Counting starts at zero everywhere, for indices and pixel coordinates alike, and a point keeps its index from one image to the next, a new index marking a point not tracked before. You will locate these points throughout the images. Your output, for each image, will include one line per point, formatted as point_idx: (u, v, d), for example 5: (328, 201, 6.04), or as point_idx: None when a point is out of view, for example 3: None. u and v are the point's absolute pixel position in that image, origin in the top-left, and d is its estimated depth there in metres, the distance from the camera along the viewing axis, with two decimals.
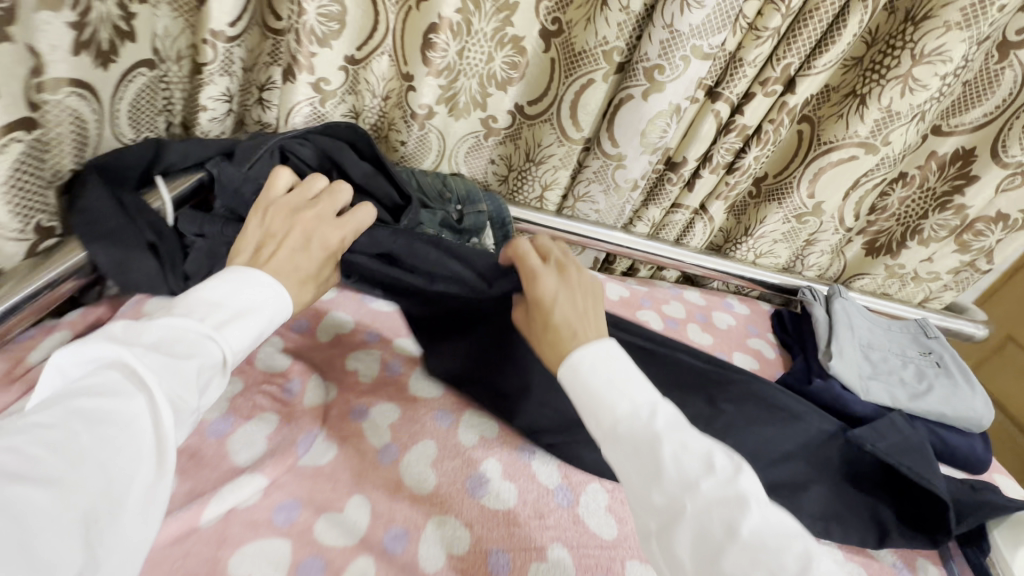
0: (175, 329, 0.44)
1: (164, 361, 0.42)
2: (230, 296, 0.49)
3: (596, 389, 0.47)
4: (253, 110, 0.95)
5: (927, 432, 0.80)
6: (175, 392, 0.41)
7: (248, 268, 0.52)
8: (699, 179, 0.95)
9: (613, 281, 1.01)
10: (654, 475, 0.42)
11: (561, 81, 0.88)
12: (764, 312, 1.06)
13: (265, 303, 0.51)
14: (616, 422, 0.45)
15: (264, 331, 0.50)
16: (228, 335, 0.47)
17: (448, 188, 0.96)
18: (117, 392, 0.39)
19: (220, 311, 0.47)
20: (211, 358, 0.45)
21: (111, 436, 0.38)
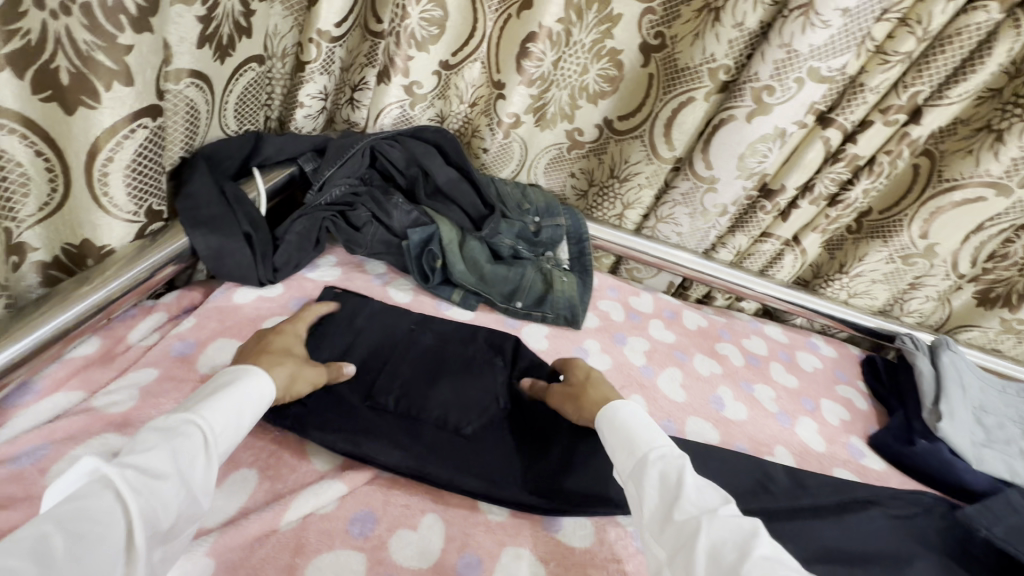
0: (157, 428, 0.42)
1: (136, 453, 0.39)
2: (207, 386, 0.48)
3: (631, 427, 0.54)
4: (343, 109, 0.96)
5: None
6: (151, 487, 0.38)
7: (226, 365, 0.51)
8: (796, 210, 0.88)
9: (690, 309, 0.96)
10: (673, 503, 0.47)
11: (658, 98, 0.85)
12: (853, 356, 0.98)
13: (247, 381, 0.48)
14: (646, 453, 0.51)
15: (247, 408, 0.47)
16: (208, 417, 0.44)
17: (527, 200, 0.95)
18: (90, 488, 0.36)
19: (199, 400, 0.46)
20: (190, 448, 0.42)
21: (82, 537, 0.34)
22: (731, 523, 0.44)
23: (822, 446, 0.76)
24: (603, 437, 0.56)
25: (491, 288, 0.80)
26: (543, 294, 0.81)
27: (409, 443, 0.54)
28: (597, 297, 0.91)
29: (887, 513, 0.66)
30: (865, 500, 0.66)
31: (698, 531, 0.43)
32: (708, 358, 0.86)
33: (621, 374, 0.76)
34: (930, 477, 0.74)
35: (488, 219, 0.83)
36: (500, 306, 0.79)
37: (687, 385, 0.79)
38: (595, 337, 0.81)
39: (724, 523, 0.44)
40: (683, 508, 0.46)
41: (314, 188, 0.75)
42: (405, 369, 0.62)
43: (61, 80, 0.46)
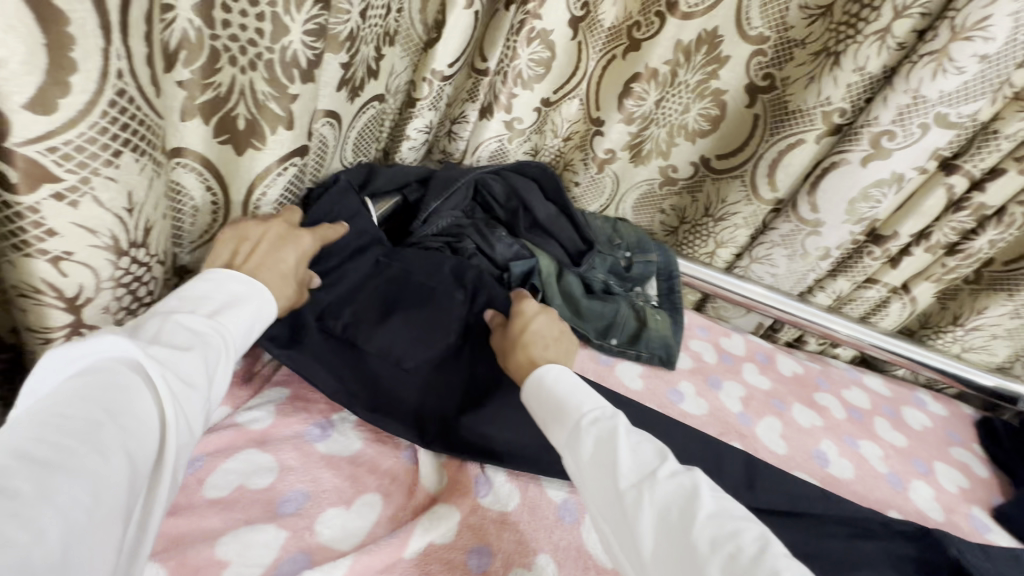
0: (182, 328, 0.41)
1: (169, 353, 0.39)
2: (214, 291, 0.46)
3: (558, 398, 0.50)
4: (441, 141, 0.99)
5: None
6: (187, 383, 0.38)
7: (222, 266, 0.49)
8: (908, 257, 0.84)
9: (783, 353, 0.92)
10: (612, 473, 0.43)
11: (763, 138, 0.84)
12: (966, 416, 0.90)
13: (257, 300, 0.48)
14: (580, 421, 0.47)
15: (255, 324, 0.47)
16: (226, 326, 0.44)
17: (618, 234, 0.96)
18: (125, 383, 0.35)
19: (211, 305, 0.45)
20: (216, 352, 0.42)
21: (125, 429, 0.34)
22: (670, 486, 0.42)
23: (940, 516, 0.71)
24: (535, 409, 0.52)
25: (587, 322, 0.80)
26: (637, 331, 0.81)
27: (345, 370, 0.59)
28: (688, 335, 0.89)
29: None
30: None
31: (642, 501, 0.41)
32: (808, 408, 0.82)
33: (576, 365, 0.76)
34: None
35: (585, 255, 0.84)
36: (596, 341, 0.79)
37: (787, 436, 0.75)
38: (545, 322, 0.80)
39: (665, 486, 0.42)
40: (626, 479, 0.43)
41: (421, 219, 0.78)
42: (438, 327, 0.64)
43: (237, 125, 0.52)
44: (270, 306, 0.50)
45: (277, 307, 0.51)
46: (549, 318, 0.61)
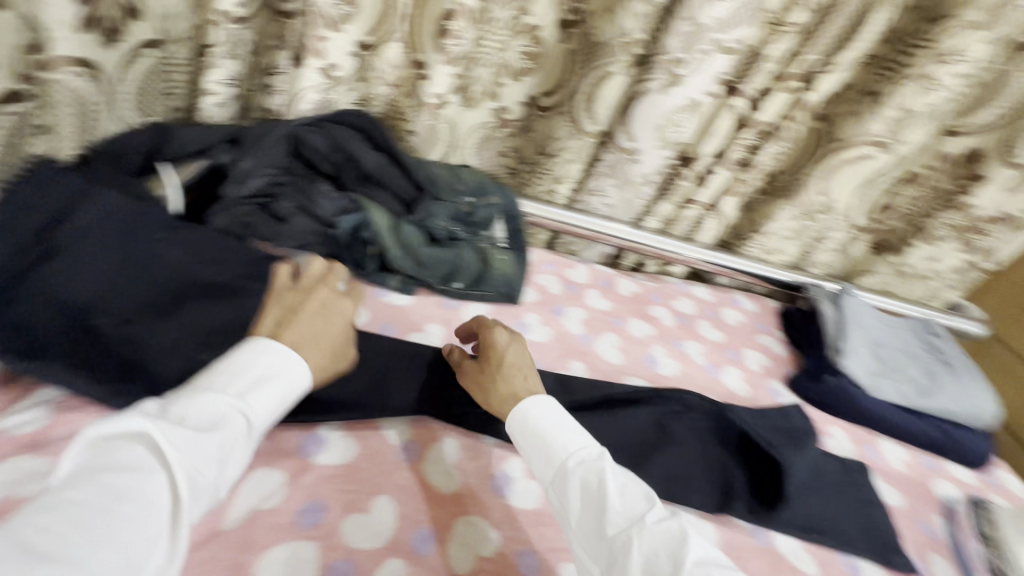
0: (204, 409, 0.42)
1: (189, 436, 0.40)
2: (255, 364, 0.48)
3: (542, 430, 0.52)
4: (259, 97, 0.91)
5: (931, 428, 0.82)
6: (197, 469, 0.39)
7: (266, 339, 0.50)
8: (713, 175, 0.94)
9: (623, 277, 1.01)
10: (600, 514, 0.45)
11: (578, 73, 0.87)
12: (771, 308, 1.06)
13: (288, 373, 0.49)
14: (566, 461, 0.49)
15: (286, 400, 0.49)
16: (254, 406, 0.45)
17: (460, 181, 0.94)
18: (135, 467, 0.37)
19: (243, 383, 0.46)
20: (235, 434, 0.43)
21: (130, 515, 0.35)
22: (658, 531, 0.44)
23: (745, 391, 0.84)
24: (515, 443, 0.54)
25: (430, 271, 0.80)
26: (481, 272, 0.83)
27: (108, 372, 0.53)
28: (535, 272, 0.94)
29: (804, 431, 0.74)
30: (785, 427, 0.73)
31: (626, 538, 0.43)
32: (642, 321, 0.91)
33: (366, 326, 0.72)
34: (836, 408, 0.83)
35: (419, 202, 0.83)
36: (439, 287, 0.80)
37: (624, 348, 0.83)
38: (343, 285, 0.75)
39: (653, 531, 0.44)
40: (612, 519, 0.45)
41: (233, 177, 0.71)
42: (230, 312, 0.62)
43: None
44: (303, 379, 0.51)
45: (312, 379, 0.52)
46: (519, 345, 0.62)
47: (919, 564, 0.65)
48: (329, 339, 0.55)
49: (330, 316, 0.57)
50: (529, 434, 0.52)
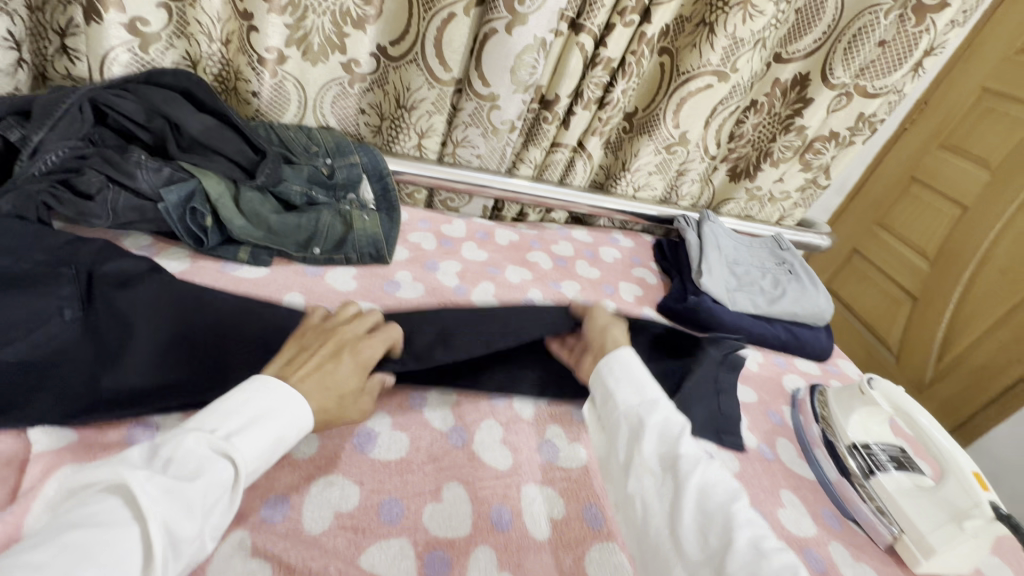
0: (188, 454, 0.39)
1: (169, 485, 0.37)
2: (246, 404, 0.45)
3: (637, 378, 0.57)
4: (57, 62, 0.79)
5: (780, 331, 0.91)
6: (177, 521, 0.36)
7: (262, 378, 0.47)
8: (574, 116, 0.96)
9: (502, 228, 1.01)
10: (671, 450, 0.50)
11: (421, 18, 0.84)
12: (647, 243, 1.12)
13: (286, 412, 0.46)
14: (656, 397, 0.55)
15: (280, 441, 0.45)
16: (241, 449, 0.42)
17: (315, 143, 0.88)
18: (110, 523, 0.34)
19: (233, 425, 0.43)
20: (220, 481, 0.40)
21: (103, 572, 0.32)
22: (717, 478, 0.48)
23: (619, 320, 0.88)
24: (602, 382, 0.57)
25: (285, 239, 0.75)
26: (343, 236, 0.79)
27: None
28: (408, 230, 0.92)
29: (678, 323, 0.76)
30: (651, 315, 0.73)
31: (692, 470, 0.48)
32: (519, 267, 0.92)
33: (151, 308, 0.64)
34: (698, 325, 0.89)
35: (262, 164, 0.76)
36: (296, 255, 0.76)
37: (499, 295, 0.84)
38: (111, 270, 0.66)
39: (714, 474, 0.49)
40: (685, 448, 0.50)
41: (23, 156, 0.63)
42: (40, 300, 0.53)
43: None
44: (304, 418, 0.48)
45: (312, 420, 0.48)
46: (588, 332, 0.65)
47: (767, 449, 0.72)
48: (337, 379, 0.52)
49: (342, 355, 0.54)
50: (626, 375, 0.57)
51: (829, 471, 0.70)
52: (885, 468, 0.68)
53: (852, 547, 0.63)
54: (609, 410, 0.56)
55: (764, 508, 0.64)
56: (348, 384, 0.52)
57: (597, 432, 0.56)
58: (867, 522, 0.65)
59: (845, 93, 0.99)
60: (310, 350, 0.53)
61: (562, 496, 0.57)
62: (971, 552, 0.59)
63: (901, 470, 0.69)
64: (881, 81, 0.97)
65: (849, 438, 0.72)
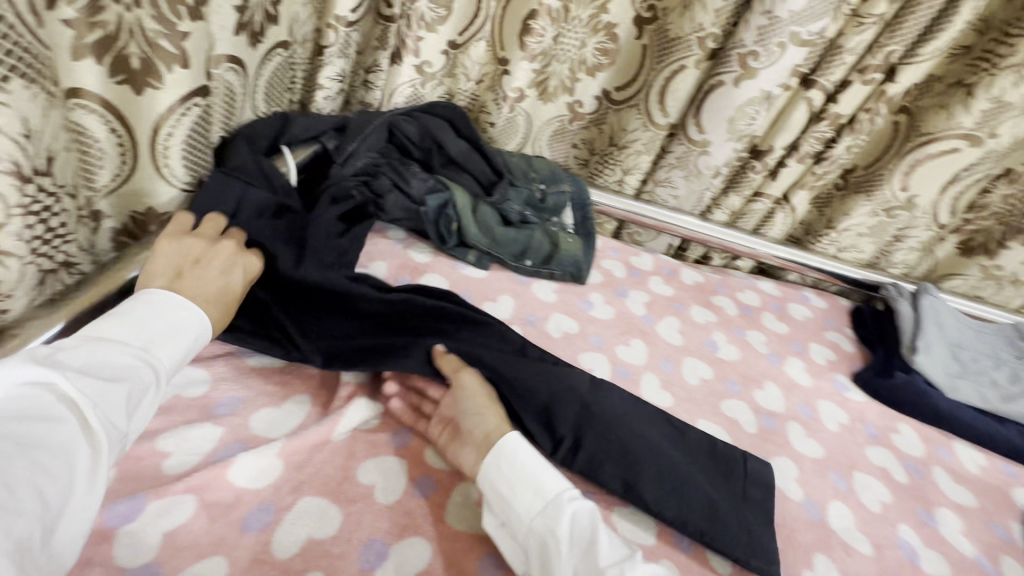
0: (108, 362, 0.45)
1: (98, 384, 0.43)
2: (160, 316, 0.51)
3: (530, 469, 0.51)
4: (359, 91, 1.03)
5: (1014, 435, 0.79)
6: (112, 414, 0.43)
7: (162, 294, 0.53)
8: (785, 168, 0.95)
9: (687, 267, 1.03)
10: (589, 551, 0.47)
11: (652, 68, 0.92)
12: (843, 307, 1.04)
13: (195, 327, 0.53)
14: (559, 493, 0.50)
15: (192, 351, 0.52)
16: (159, 358, 0.49)
17: (533, 169, 1.01)
18: (45, 417, 0.39)
19: (146, 337, 0.49)
20: (147, 381, 0.47)
21: (46, 459, 0.38)
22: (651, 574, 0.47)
23: (809, 381, 0.83)
24: (488, 482, 0.51)
25: (503, 248, 0.88)
26: (550, 253, 0.89)
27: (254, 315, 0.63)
28: (601, 257, 0.99)
29: (725, 484, 0.60)
30: (663, 475, 0.57)
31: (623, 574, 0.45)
32: (704, 308, 0.93)
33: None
34: (908, 407, 0.81)
35: (497, 186, 0.91)
36: (511, 264, 0.87)
37: (684, 331, 0.86)
38: (368, 250, 0.83)
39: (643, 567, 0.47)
40: (607, 556, 0.46)
41: (339, 160, 0.83)
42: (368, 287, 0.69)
43: (132, 64, 0.54)
44: (201, 331, 0.55)
45: (213, 330, 0.56)
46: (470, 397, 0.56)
47: (987, 562, 0.63)
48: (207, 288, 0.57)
49: (231, 272, 0.60)
50: (520, 472, 0.51)
51: None
52: None
53: None
54: (511, 521, 0.49)
55: None
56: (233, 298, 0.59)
57: (505, 542, 0.49)
58: None
59: None
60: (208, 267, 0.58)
61: (755, 546, 0.56)
62: None
63: None
64: None
65: None
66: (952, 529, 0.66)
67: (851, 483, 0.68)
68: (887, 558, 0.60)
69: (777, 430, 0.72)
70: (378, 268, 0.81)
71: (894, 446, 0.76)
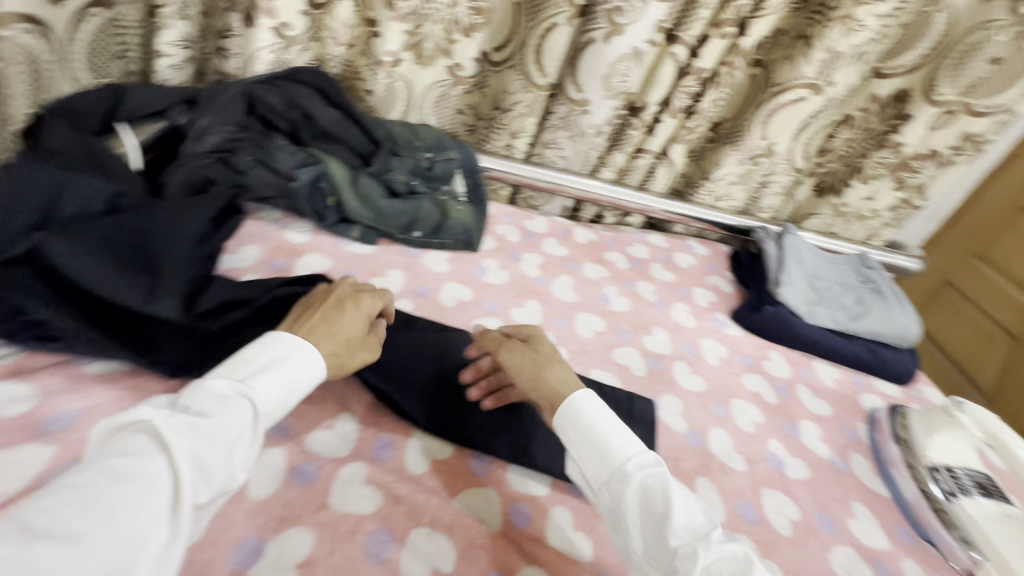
0: (206, 395, 0.41)
1: (189, 421, 0.39)
2: (266, 352, 0.48)
3: (596, 433, 0.48)
4: (212, 60, 0.93)
5: (860, 349, 0.90)
6: (202, 450, 0.39)
7: (279, 331, 0.50)
8: (660, 124, 0.99)
9: (581, 227, 1.06)
10: (661, 526, 0.43)
11: (525, 26, 0.91)
12: (722, 253, 1.12)
13: (299, 359, 0.48)
14: (624, 462, 0.46)
15: (298, 384, 0.47)
16: (260, 391, 0.44)
17: (418, 138, 0.96)
18: (138, 451, 0.36)
19: (250, 370, 0.46)
20: (242, 415, 0.42)
21: (133, 497, 0.34)
22: (724, 554, 0.42)
23: (692, 322, 0.90)
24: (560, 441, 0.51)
25: (389, 221, 0.84)
26: (440, 222, 0.87)
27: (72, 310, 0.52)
28: (495, 223, 0.99)
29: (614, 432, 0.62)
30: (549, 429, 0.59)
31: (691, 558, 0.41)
32: (597, 265, 0.96)
33: (255, 271, 0.72)
34: (774, 336, 0.89)
35: (375, 155, 0.87)
36: (400, 237, 0.84)
37: (578, 289, 0.88)
38: (237, 234, 0.76)
39: (720, 551, 0.41)
40: (676, 529, 0.42)
41: (191, 136, 0.74)
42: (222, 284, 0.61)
43: None
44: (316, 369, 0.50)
45: (324, 366, 0.51)
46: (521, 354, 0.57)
47: (840, 461, 0.72)
48: (342, 326, 0.54)
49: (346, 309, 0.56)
50: (580, 437, 0.49)
51: (905, 491, 0.68)
52: (968, 492, 0.66)
53: (927, 566, 0.61)
54: (587, 483, 0.48)
55: (834, 515, 0.64)
56: (354, 332, 0.55)
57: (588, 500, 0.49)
58: (944, 545, 0.63)
59: (949, 110, 0.96)
60: (318, 303, 0.57)
61: None
62: None
63: (987, 496, 0.65)
64: (990, 100, 0.94)
65: (930, 458, 0.70)
66: (811, 436, 0.74)
67: (729, 409, 0.74)
68: (758, 471, 0.66)
69: (663, 371, 0.77)
70: (248, 253, 0.74)
71: (766, 372, 0.84)
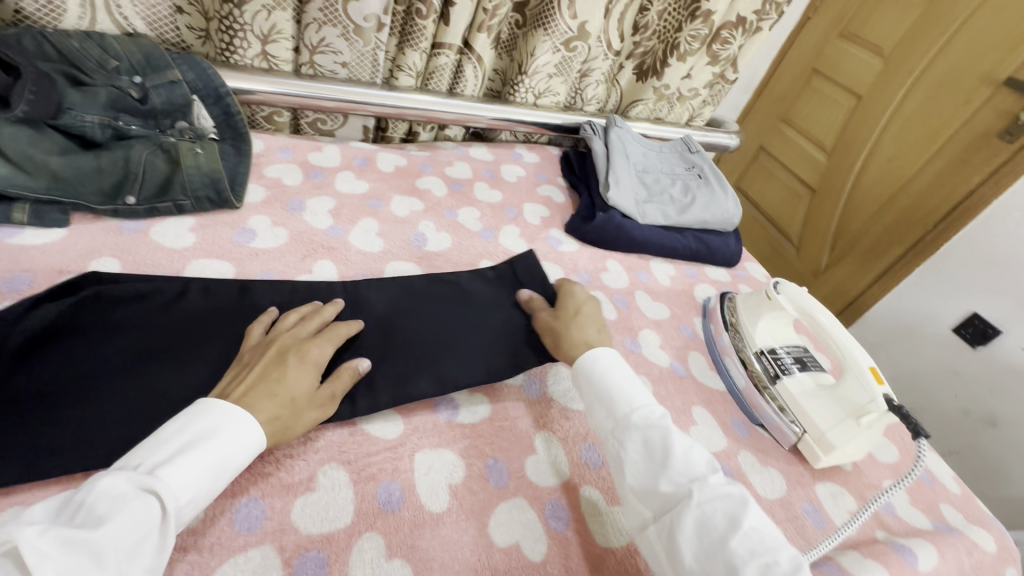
0: (101, 496, 0.33)
1: (67, 537, 0.30)
2: (185, 429, 0.39)
3: (610, 387, 0.53)
4: None
5: (690, 240, 0.88)
6: None
7: (209, 397, 0.42)
8: (453, 7, 0.80)
9: (386, 151, 0.87)
10: (660, 469, 0.46)
11: None
12: (552, 157, 1.02)
13: (224, 434, 0.40)
14: (629, 413, 0.50)
15: (223, 467, 0.39)
16: (170, 483, 0.36)
17: (113, 55, 0.64)
18: None
19: (162, 455, 0.37)
20: (143, 520, 0.34)
21: None
22: (720, 493, 0.44)
23: (523, 247, 0.79)
24: (581, 388, 0.55)
25: (80, 188, 0.59)
26: (167, 176, 0.63)
27: None
28: (265, 162, 0.76)
29: (476, 344, 0.61)
30: (420, 354, 0.57)
31: (685, 503, 0.43)
32: (408, 197, 0.79)
33: None
34: (608, 243, 0.83)
35: (16, 88, 0.54)
36: (104, 208, 0.60)
37: (384, 232, 0.72)
38: None
39: (714, 491, 0.44)
40: (670, 476, 0.45)
41: None
42: None
43: None
44: (252, 446, 0.41)
45: (263, 439, 0.42)
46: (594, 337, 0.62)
47: (678, 366, 0.70)
48: (286, 386, 0.46)
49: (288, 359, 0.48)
50: (595, 391, 0.53)
51: (737, 379, 0.69)
52: (789, 371, 0.67)
53: (760, 452, 0.63)
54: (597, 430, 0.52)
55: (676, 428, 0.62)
56: (302, 390, 0.46)
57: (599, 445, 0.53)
58: (773, 426, 0.65)
59: None
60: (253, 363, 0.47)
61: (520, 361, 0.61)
62: (865, 442, 0.60)
63: (804, 371, 0.68)
64: None
65: (756, 343, 0.71)
66: (652, 346, 0.71)
67: None
68: None
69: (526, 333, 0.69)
70: None
71: (604, 285, 0.78)
